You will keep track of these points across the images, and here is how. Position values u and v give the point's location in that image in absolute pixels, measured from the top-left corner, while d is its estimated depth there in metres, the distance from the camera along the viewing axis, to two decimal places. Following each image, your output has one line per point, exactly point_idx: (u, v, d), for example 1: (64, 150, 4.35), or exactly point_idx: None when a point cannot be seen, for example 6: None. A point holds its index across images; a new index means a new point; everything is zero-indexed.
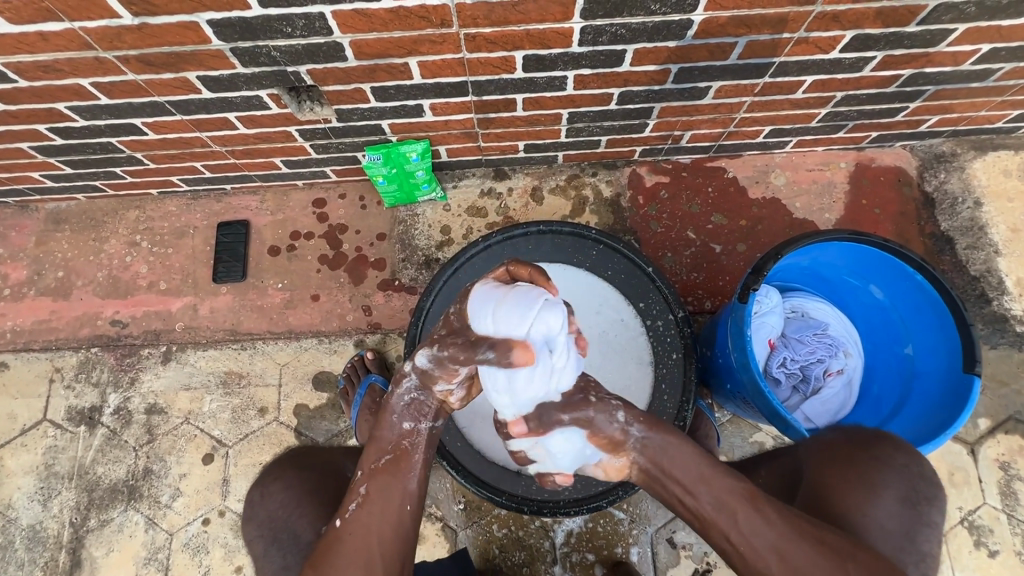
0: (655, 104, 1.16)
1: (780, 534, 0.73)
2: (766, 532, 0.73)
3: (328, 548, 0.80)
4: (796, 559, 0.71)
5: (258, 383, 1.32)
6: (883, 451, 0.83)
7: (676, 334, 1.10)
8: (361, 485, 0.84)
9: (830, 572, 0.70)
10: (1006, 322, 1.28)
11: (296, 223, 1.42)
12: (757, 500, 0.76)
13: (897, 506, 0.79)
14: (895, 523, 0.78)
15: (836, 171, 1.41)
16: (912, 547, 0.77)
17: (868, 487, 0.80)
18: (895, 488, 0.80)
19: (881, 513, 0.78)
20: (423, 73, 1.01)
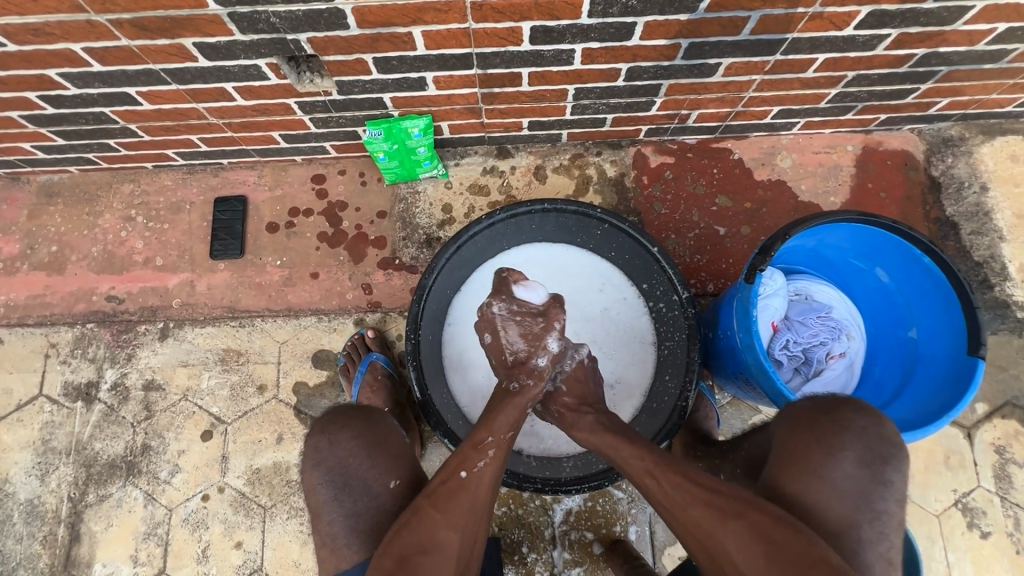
0: (663, 81, 1.14)
1: (672, 499, 0.78)
2: (659, 496, 0.80)
3: (450, 495, 0.82)
4: (687, 520, 0.77)
5: (257, 361, 1.31)
6: (846, 418, 0.82)
7: (679, 315, 1.08)
8: (491, 446, 0.86)
9: (712, 530, 0.74)
10: (1007, 308, 1.28)
11: (294, 199, 1.40)
12: (653, 474, 0.81)
13: (854, 468, 0.79)
14: (849, 484, 0.78)
15: (843, 153, 1.40)
16: (866, 506, 0.77)
17: (818, 450, 0.80)
18: (852, 450, 0.80)
19: (835, 474, 0.78)
20: (427, 43, 0.98)
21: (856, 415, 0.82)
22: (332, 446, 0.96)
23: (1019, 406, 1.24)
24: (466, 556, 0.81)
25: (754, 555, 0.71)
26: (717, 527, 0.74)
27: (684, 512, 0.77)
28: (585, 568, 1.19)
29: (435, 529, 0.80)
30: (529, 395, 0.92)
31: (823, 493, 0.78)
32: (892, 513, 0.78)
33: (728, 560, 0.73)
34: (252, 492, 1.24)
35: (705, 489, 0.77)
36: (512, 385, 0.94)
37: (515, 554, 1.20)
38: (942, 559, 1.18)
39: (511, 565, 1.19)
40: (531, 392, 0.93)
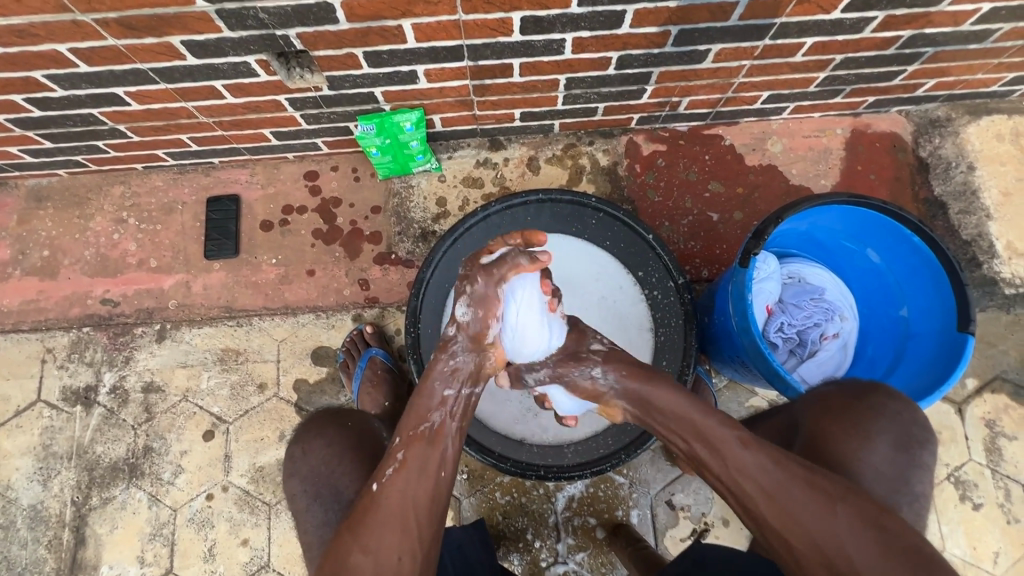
0: (654, 69, 1.14)
1: (772, 479, 0.74)
2: (751, 475, 0.75)
3: (362, 514, 0.80)
4: (786, 503, 0.72)
5: (256, 359, 1.31)
6: (881, 399, 0.86)
7: (676, 301, 1.10)
8: (398, 451, 0.84)
9: (818, 516, 0.71)
10: (995, 285, 1.31)
11: (288, 197, 1.40)
12: (747, 449, 0.76)
13: (893, 450, 0.82)
14: (890, 466, 0.81)
15: (832, 137, 1.41)
16: (906, 487, 0.81)
17: (865, 432, 0.83)
18: (891, 433, 0.83)
19: (878, 456, 0.81)
20: (417, 37, 0.98)
21: (887, 397, 0.86)
22: (305, 455, 1.01)
23: (1007, 380, 1.27)
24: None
25: (863, 543, 0.69)
26: (824, 513, 0.71)
27: (784, 495, 0.73)
28: (589, 552, 1.21)
29: (347, 551, 0.76)
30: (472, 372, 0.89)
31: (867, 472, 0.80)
32: (923, 493, 0.82)
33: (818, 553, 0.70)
34: (256, 490, 1.24)
35: (807, 472, 0.74)
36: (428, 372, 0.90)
37: (520, 541, 1.22)
38: (936, 532, 1.21)
39: (517, 552, 1.21)
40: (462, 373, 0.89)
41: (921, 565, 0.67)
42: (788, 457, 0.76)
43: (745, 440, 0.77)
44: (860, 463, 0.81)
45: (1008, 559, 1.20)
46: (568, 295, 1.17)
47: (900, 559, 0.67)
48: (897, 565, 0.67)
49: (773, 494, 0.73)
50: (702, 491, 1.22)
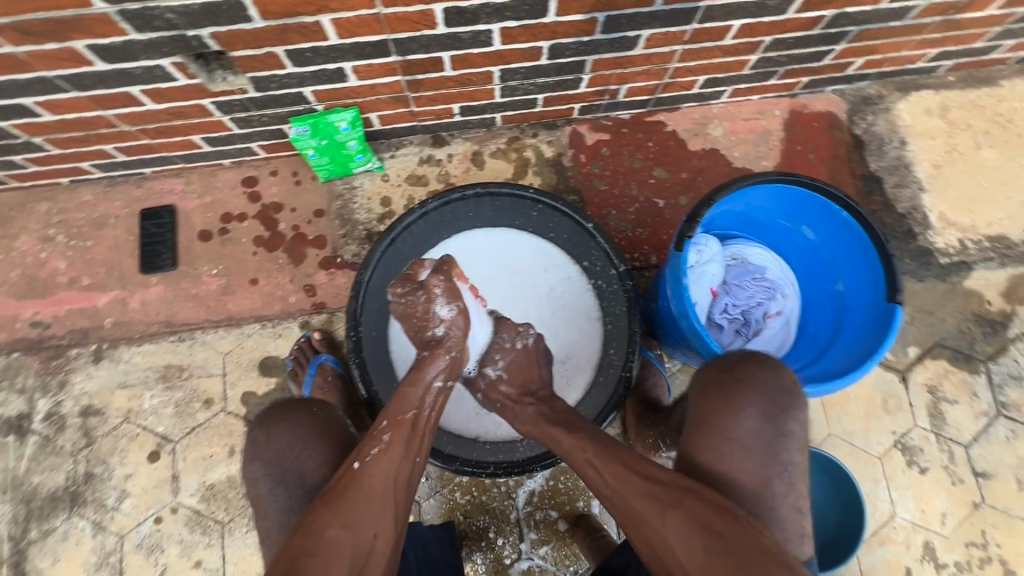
0: (587, 57, 1.14)
1: (615, 488, 0.79)
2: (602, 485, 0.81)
3: (343, 489, 0.80)
4: (629, 509, 0.77)
5: (201, 374, 1.26)
6: (748, 373, 0.84)
7: (619, 289, 1.11)
8: (385, 432, 0.85)
9: (652, 520, 0.74)
10: (931, 255, 1.35)
11: (226, 204, 1.35)
12: (596, 466, 0.82)
13: (757, 424, 0.81)
14: (758, 442, 0.81)
15: (771, 119, 1.44)
16: (773, 456, 0.80)
17: (728, 412, 0.82)
18: (757, 406, 0.82)
19: (742, 433, 0.80)
20: (339, 33, 0.95)
21: (753, 369, 0.84)
22: (270, 440, 0.95)
23: (946, 346, 1.31)
24: (365, 552, 0.76)
25: (691, 544, 0.71)
26: (656, 519, 0.74)
27: (626, 502, 0.77)
28: (553, 545, 1.20)
29: (325, 526, 0.76)
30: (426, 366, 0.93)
31: (731, 453, 0.80)
32: (796, 460, 0.81)
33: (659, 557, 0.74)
34: (207, 509, 1.20)
35: (645, 479, 0.77)
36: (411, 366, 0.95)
37: (482, 540, 1.20)
38: (886, 498, 1.25)
39: (480, 551, 1.20)
40: (440, 369, 0.93)
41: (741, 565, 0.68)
42: (636, 461, 0.79)
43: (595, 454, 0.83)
44: (722, 447, 0.81)
45: (955, 519, 1.24)
46: (514, 289, 1.17)
47: (727, 558, 0.69)
48: (717, 565, 0.69)
49: (620, 503, 0.78)
50: None
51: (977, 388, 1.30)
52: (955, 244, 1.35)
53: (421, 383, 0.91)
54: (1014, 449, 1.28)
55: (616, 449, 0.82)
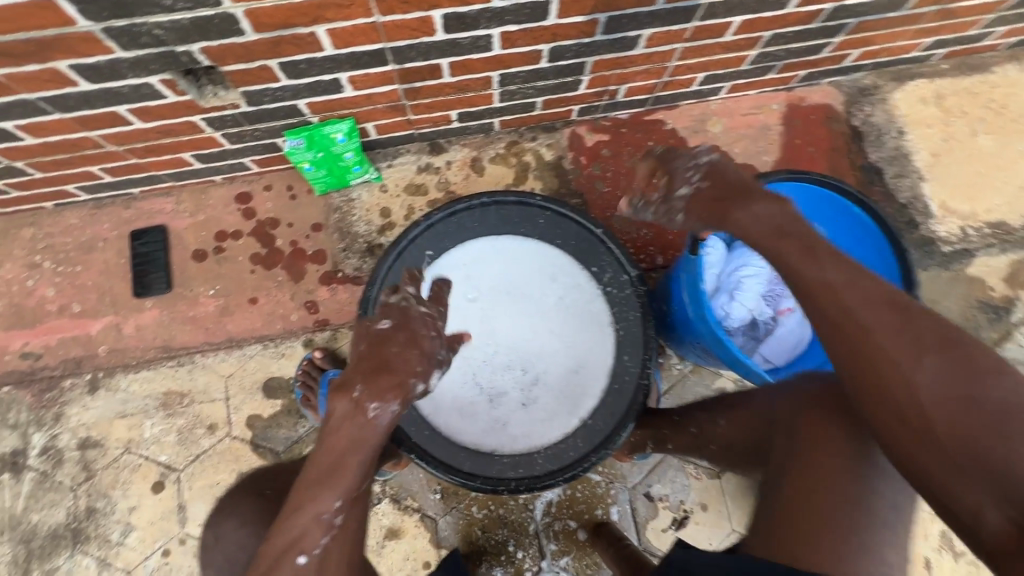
0: (587, 58, 1.12)
1: (851, 317, 0.68)
2: (833, 320, 0.69)
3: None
4: (861, 347, 0.66)
5: (203, 400, 1.22)
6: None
7: (631, 294, 1.09)
8: (336, 517, 0.74)
9: (898, 362, 0.63)
10: (933, 244, 1.35)
11: (220, 222, 1.31)
12: (838, 290, 0.70)
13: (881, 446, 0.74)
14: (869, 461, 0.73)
15: (769, 113, 1.43)
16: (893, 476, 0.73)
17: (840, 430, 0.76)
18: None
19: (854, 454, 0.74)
20: (335, 43, 0.92)
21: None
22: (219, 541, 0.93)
23: None
24: None
25: (947, 395, 0.61)
26: (905, 360, 0.63)
27: (864, 335, 0.66)
28: (573, 556, 1.19)
29: None
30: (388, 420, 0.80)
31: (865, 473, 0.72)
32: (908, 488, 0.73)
33: (895, 408, 0.63)
34: None
35: (897, 313, 0.66)
36: (370, 412, 0.78)
37: (502, 554, 1.19)
38: None
39: (500, 566, 1.18)
40: (395, 418, 0.81)
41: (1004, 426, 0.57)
42: (888, 298, 0.67)
43: (835, 277, 0.71)
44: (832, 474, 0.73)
45: None
46: (525, 297, 1.14)
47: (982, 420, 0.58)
48: (968, 429, 0.59)
49: (857, 341, 0.67)
50: (679, 478, 1.22)
51: None
52: (957, 232, 1.36)
53: (376, 440, 0.79)
54: None
55: (860, 277, 0.71)
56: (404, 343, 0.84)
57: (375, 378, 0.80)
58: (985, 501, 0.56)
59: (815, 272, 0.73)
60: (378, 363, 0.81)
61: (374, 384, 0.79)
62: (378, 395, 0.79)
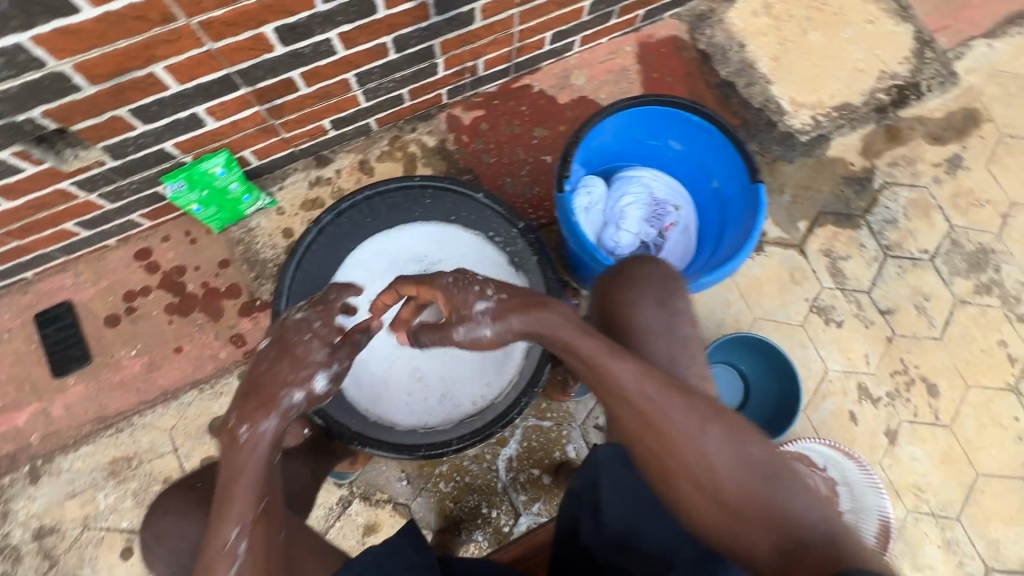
0: (433, 42, 1.18)
1: (654, 407, 0.72)
2: (630, 397, 0.73)
3: None
4: (664, 430, 0.71)
5: (152, 457, 1.23)
6: (637, 270, 0.88)
7: (524, 243, 1.12)
8: (239, 543, 0.71)
9: (691, 438, 0.71)
10: (793, 137, 1.49)
11: (125, 283, 1.31)
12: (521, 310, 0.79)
13: (656, 309, 0.85)
14: (660, 323, 0.84)
15: (624, 55, 1.53)
16: (674, 336, 0.84)
17: (650, 307, 0.85)
18: (652, 295, 0.86)
19: (650, 321, 0.84)
20: (177, 77, 0.95)
21: (643, 266, 0.88)
22: None
23: (828, 212, 1.47)
24: None
25: (728, 462, 0.70)
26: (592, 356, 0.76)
27: (671, 435, 0.71)
28: (544, 500, 1.26)
29: None
30: (265, 442, 0.74)
31: (656, 339, 0.84)
32: (692, 334, 0.85)
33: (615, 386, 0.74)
34: None
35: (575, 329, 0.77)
36: (241, 437, 0.73)
37: (478, 518, 1.24)
38: (817, 357, 1.38)
39: (479, 529, 1.24)
40: (272, 438, 0.75)
41: (777, 477, 0.69)
42: (619, 347, 0.77)
43: (633, 368, 0.73)
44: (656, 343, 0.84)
45: (877, 357, 1.39)
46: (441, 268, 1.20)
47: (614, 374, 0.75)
48: (615, 385, 0.74)
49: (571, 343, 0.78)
50: None
51: (863, 240, 1.46)
52: (810, 121, 1.50)
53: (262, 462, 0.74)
54: (906, 282, 1.44)
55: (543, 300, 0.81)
56: (274, 359, 0.78)
57: (243, 400, 0.75)
58: (766, 542, 0.67)
59: (612, 379, 0.74)
60: (248, 387, 0.77)
61: (243, 407, 0.74)
62: (246, 417, 0.74)
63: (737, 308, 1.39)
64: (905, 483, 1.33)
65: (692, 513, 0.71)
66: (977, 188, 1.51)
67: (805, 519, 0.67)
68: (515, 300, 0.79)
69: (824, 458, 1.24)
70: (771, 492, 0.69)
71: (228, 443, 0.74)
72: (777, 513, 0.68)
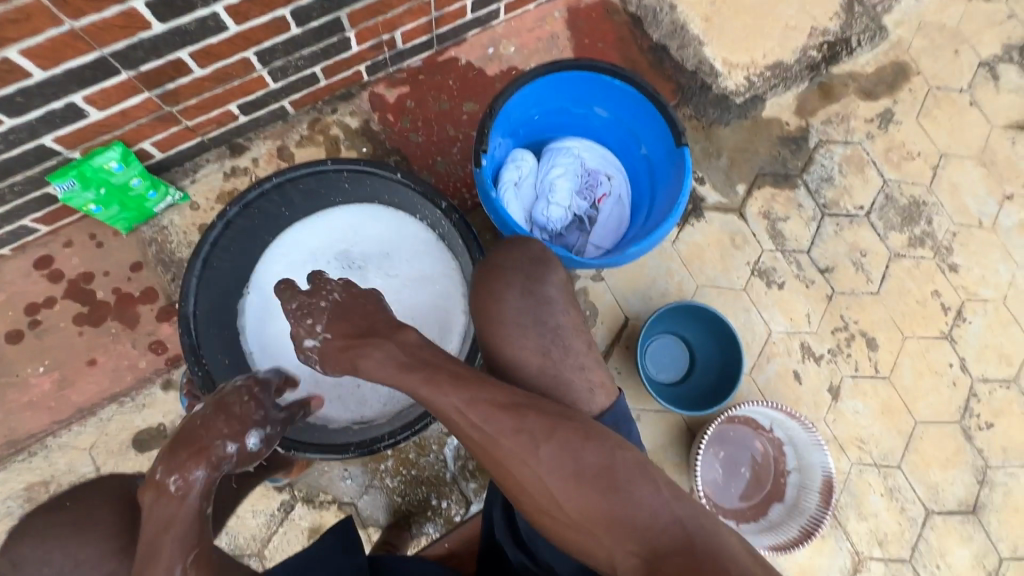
0: (338, 13, 1.09)
1: (483, 435, 0.70)
2: (463, 428, 0.71)
3: None
4: (501, 457, 0.70)
5: (73, 479, 1.16)
6: (503, 258, 0.85)
7: (449, 224, 1.06)
8: None
9: (522, 460, 0.69)
10: (727, 100, 1.47)
11: (26, 295, 1.20)
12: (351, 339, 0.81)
13: (523, 300, 0.81)
14: (524, 314, 0.81)
15: (553, 22, 1.47)
16: (545, 327, 0.81)
17: (512, 301, 0.82)
18: (517, 286, 0.82)
19: (513, 314, 0.81)
20: (38, 63, 0.85)
21: (506, 253, 0.84)
22: None
23: (766, 174, 1.46)
24: None
25: (561, 477, 0.68)
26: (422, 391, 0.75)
27: (512, 464, 0.69)
28: None
29: None
30: (198, 491, 0.74)
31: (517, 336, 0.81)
32: (566, 322, 0.82)
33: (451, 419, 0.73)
34: None
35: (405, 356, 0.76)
36: (172, 488, 0.73)
37: (428, 510, 1.21)
38: (760, 320, 1.38)
39: (430, 522, 1.21)
40: (204, 486, 0.74)
41: (615, 486, 0.67)
42: (464, 372, 0.74)
43: (458, 401, 0.71)
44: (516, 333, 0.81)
45: (818, 316, 1.40)
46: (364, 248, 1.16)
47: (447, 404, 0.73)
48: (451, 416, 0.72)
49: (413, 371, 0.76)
50: None
51: (801, 200, 1.46)
52: (744, 82, 1.47)
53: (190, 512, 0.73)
54: (844, 239, 1.45)
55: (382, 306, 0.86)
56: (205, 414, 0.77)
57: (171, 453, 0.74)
58: (619, 550, 0.66)
59: (446, 408, 0.72)
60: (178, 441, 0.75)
61: (170, 460, 0.74)
62: (176, 467, 0.73)
63: (680, 276, 1.37)
64: (848, 437, 1.36)
65: (547, 530, 0.70)
66: (908, 141, 1.52)
67: (651, 523, 0.65)
68: (338, 339, 0.81)
69: (770, 419, 1.27)
70: (614, 503, 0.66)
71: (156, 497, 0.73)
72: (622, 522, 0.66)
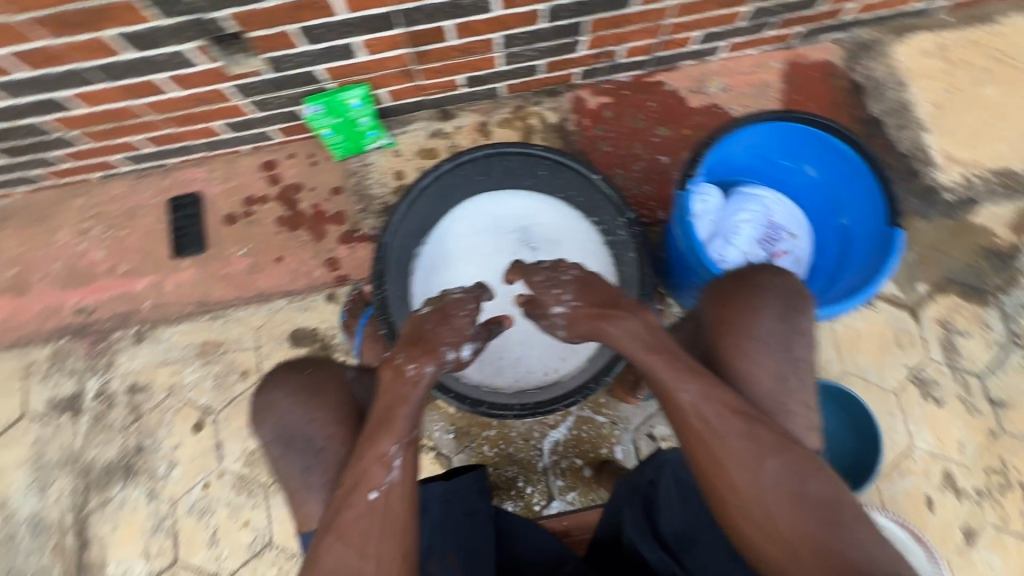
0: (584, 18, 1.18)
1: (711, 430, 0.77)
2: (691, 421, 0.78)
3: (355, 518, 0.76)
4: (720, 456, 0.76)
5: (237, 349, 1.34)
6: (763, 279, 0.87)
7: (627, 236, 1.12)
8: (395, 457, 0.79)
9: (745, 465, 0.75)
10: (935, 193, 1.37)
11: (248, 188, 1.42)
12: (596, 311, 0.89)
13: (776, 323, 0.84)
14: (774, 338, 0.84)
15: (769, 71, 1.45)
16: (788, 355, 0.83)
17: (764, 322, 0.84)
18: (776, 308, 0.85)
19: (765, 331, 0.84)
20: (347, 6, 1.01)
21: (770, 276, 0.87)
22: None
23: (955, 280, 1.34)
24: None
25: (780, 492, 0.73)
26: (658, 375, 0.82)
27: (731, 467, 0.75)
28: (579, 491, 1.25)
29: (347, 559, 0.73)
30: (425, 382, 0.86)
31: (760, 355, 0.83)
32: (807, 357, 0.84)
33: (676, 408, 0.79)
34: (251, 473, 1.28)
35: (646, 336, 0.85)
36: (409, 372, 0.85)
37: (512, 489, 1.26)
38: (904, 430, 1.27)
39: (510, 500, 1.26)
40: (429, 380, 0.86)
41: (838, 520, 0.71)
42: (699, 369, 0.80)
43: (694, 393, 0.78)
44: (760, 351, 0.83)
45: (973, 448, 1.26)
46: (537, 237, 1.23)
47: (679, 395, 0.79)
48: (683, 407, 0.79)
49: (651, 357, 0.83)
50: None
51: (989, 321, 1.32)
52: (961, 180, 1.37)
53: (414, 399, 0.84)
54: None
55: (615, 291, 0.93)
56: (436, 322, 0.92)
57: (411, 346, 0.88)
58: None
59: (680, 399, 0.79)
60: (415, 337, 0.89)
61: (411, 350, 0.87)
62: (414, 357, 0.86)
63: (827, 356, 1.30)
64: None
65: (744, 539, 0.74)
66: None
67: (867, 566, 0.69)
68: (587, 307, 0.90)
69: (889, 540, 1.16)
70: (832, 534, 0.71)
71: (395, 378, 0.85)
72: (835, 556, 0.70)
